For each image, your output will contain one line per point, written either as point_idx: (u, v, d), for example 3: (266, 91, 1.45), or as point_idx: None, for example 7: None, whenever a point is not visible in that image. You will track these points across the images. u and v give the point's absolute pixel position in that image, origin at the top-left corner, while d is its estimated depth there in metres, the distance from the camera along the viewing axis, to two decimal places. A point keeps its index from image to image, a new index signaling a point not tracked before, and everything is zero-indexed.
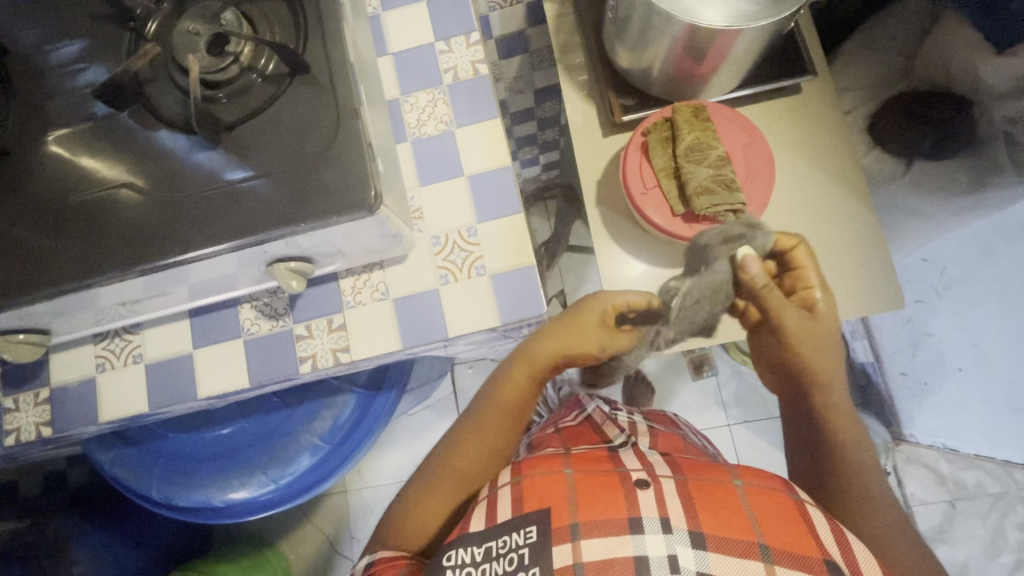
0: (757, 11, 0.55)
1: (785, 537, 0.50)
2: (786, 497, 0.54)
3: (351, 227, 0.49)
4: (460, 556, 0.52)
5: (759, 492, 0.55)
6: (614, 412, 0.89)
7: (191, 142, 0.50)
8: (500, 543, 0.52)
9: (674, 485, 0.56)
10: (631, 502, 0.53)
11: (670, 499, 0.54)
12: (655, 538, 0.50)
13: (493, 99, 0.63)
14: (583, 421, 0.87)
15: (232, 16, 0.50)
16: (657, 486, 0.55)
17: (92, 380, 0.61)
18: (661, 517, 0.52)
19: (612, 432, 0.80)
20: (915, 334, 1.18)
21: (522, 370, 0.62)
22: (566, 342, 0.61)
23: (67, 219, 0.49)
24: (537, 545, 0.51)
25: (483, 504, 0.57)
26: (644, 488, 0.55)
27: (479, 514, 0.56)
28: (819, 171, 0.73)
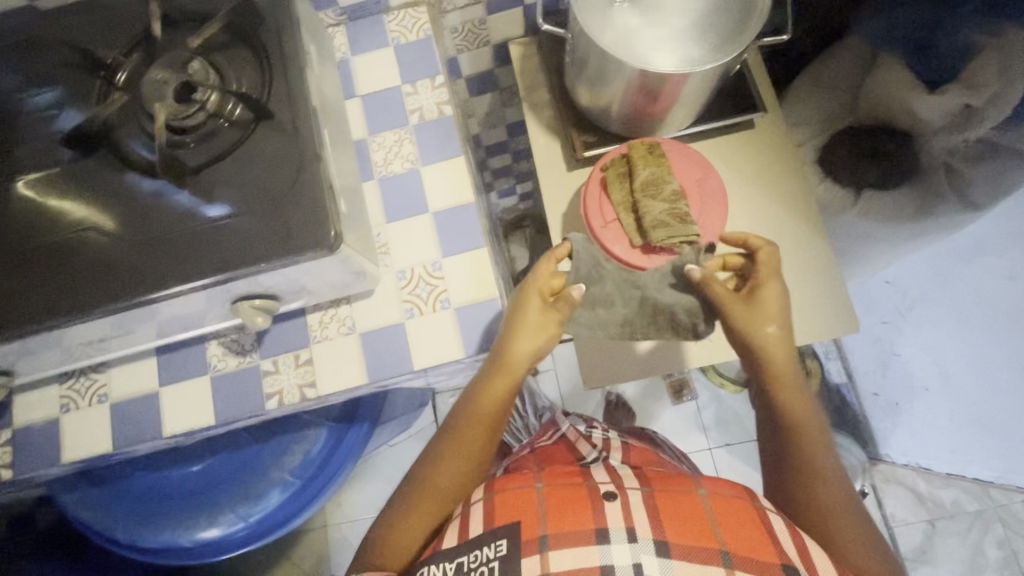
0: (704, 57, 0.59)
1: (746, 541, 0.52)
2: (748, 504, 0.55)
3: (314, 265, 0.50)
4: (434, 573, 0.50)
5: (723, 498, 0.56)
6: (589, 429, 0.89)
7: (157, 186, 0.51)
8: (470, 558, 0.51)
9: (640, 496, 0.57)
10: (598, 513, 0.55)
11: (637, 511, 0.55)
12: (621, 546, 0.52)
13: (457, 138, 0.66)
14: (558, 439, 0.88)
15: (199, 64, 0.51)
16: (623, 497, 0.56)
17: (56, 421, 0.61)
18: (627, 527, 0.53)
19: (585, 448, 0.83)
20: (883, 353, 1.19)
21: (498, 380, 0.58)
22: (520, 335, 0.57)
23: (34, 262, 0.50)
24: (508, 557, 0.51)
25: (455, 519, 0.56)
26: (611, 500, 0.56)
27: (452, 528, 0.55)
28: (775, 200, 0.76)
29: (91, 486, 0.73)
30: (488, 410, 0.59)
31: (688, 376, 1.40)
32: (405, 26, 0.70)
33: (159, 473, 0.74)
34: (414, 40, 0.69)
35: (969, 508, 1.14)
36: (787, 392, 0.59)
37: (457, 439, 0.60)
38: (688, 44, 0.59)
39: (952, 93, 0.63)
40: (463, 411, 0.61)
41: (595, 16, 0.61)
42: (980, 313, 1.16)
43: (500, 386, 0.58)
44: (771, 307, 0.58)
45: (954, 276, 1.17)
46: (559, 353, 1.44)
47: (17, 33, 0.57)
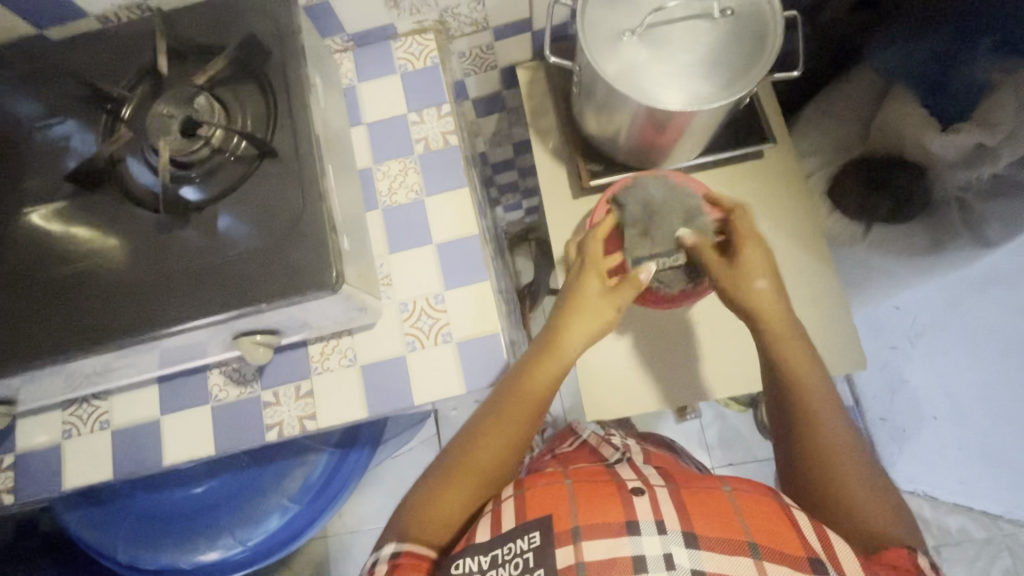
0: (711, 95, 0.59)
1: (778, 534, 0.48)
2: (776, 501, 0.51)
3: (315, 303, 0.50)
4: (467, 566, 0.47)
5: (748, 494, 0.52)
6: (610, 435, 0.88)
7: (161, 222, 0.51)
8: (504, 551, 0.48)
9: (667, 492, 0.54)
10: (629, 506, 0.51)
11: (665, 504, 0.52)
12: (652, 537, 0.48)
13: (462, 169, 0.65)
14: (579, 446, 0.87)
15: (205, 100, 0.51)
16: (651, 492, 0.53)
17: (58, 446, 0.61)
18: (657, 519, 0.50)
19: (607, 450, 0.81)
20: (892, 379, 1.17)
21: (551, 360, 0.59)
22: (582, 313, 0.61)
23: (38, 297, 0.50)
24: (540, 549, 0.48)
25: (486, 515, 0.52)
26: (639, 495, 0.53)
27: (485, 520, 0.51)
28: (782, 231, 0.75)
29: (94, 506, 0.73)
30: (537, 387, 0.57)
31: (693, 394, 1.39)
32: (412, 53, 0.70)
33: (161, 494, 0.74)
34: (421, 68, 0.69)
35: (976, 535, 1.10)
36: (805, 391, 0.56)
37: (503, 411, 0.57)
38: (697, 80, 0.59)
39: (968, 130, 0.62)
40: (510, 385, 0.58)
41: (603, 48, 0.60)
42: (995, 345, 1.14)
43: (552, 368, 0.58)
44: (754, 262, 0.61)
45: (964, 304, 1.16)
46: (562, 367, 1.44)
47: (25, 63, 0.57)
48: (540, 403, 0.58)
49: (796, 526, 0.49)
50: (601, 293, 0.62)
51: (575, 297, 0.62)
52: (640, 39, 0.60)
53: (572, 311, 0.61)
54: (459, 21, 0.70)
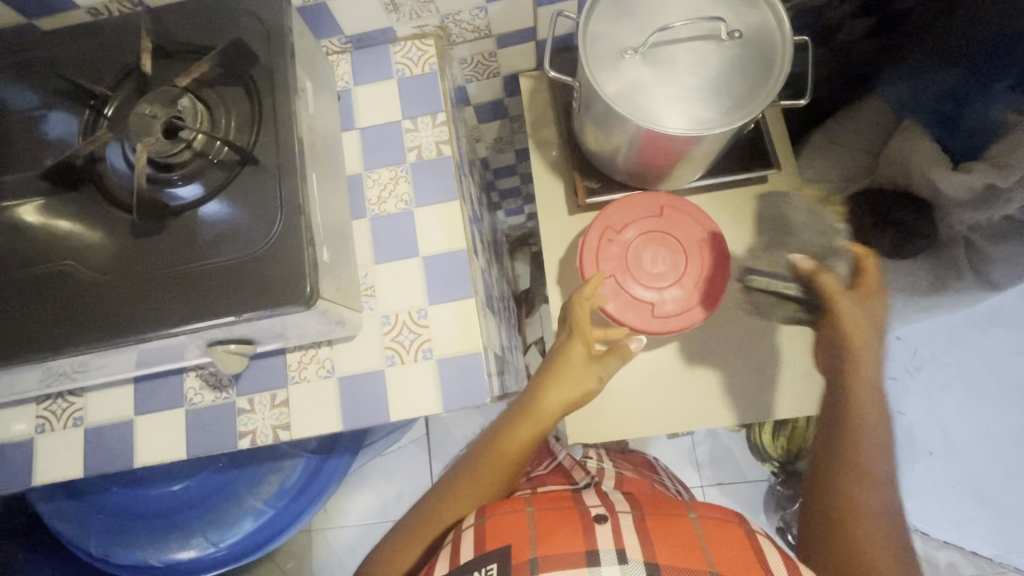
0: (713, 120, 0.57)
1: (734, 561, 0.54)
2: (737, 529, 0.58)
3: (288, 317, 0.49)
4: None
5: (712, 521, 0.59)
6: (584, 458, 0.87)
7: (138, 225, 0.50)
8: None
9: (630, 520, 0.60)
10: (589, 536, 0.57)
11: (627, 533, 0.57)
12: (611, 567, 0.54)
13: (454, 181, 0.64)
14: (552, 468, 0.85)
15: (189, 101, 0.50)
16: (614, 520, 0.59)
17: (31, 441, 0.61)
18: (616, 548, 0.55)
19: (578, 474, 0.81)
20: (887, 413, 1.13)
21: (524, 427, 0.61)
22: (560, 383, 0.60)
23: (7, 295, 0.49)
24: None
25: (447, 546, 0.59)
26: (601, 522, 0.59)
27: (444, 556, 0.58)
28: (786, 257, 0.72)
29: (69, 499, 0.73)
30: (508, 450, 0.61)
31: None
32: (410, 58, 0.68)
33: (136, 490, 0.73)
34: (419, 74, 0.68)
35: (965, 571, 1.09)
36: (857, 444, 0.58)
37: (474, 469, 0.63)
38: (699, 104, 0.57)
39: (979, 171, 0.60)
40: (486, 444, 0.63)
41: (604, 66, 0.58)
42: (993, 384, 1.12)
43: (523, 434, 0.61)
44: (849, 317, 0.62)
45: (965, 341, 1.11)
46: None
47: (13, 52, 0.56)
48: (507, 465, 0.62)
49: (757, 554, 0.55)
50: (583, 363, 0.60)
51: (558, 360, 0.61)
52: (643, 59, 0.58)
53: (551, 378, 0.60)
54: (461, 27, 0.68)
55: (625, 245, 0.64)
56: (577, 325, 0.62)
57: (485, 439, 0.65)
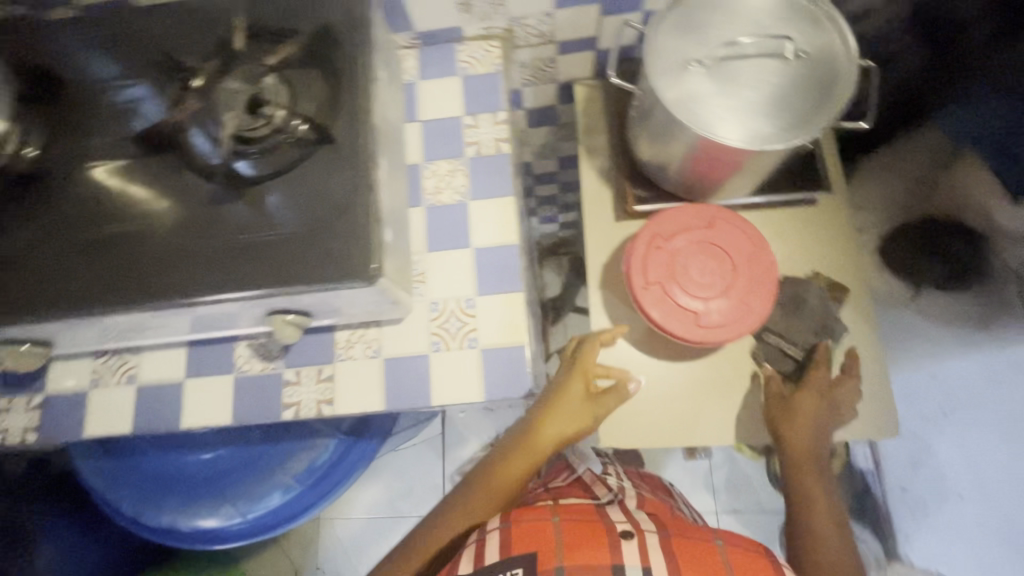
0: (774, 135, 0.57)
1: None
2: (765, 559, 0.59)
3: (350, 292, 0.51)
4: None
5: (740, 549, 0.60)
6: (605, 475, 0.85)
7: (216, 194, 0.52)
8: None
9: (657, 540, 0.61)
10: (615, 551, 0.58)
11: (653, 552, 0.58)
12: None
13: (510, 177, 0.65)
14: (572, 481, 0.83)
15: (273, 80, 0.52)
16: (641, 538, 0.60)
17: (85, 394, 0.63)
18: (643, 566, 0.57)
19: (600, 490, 0.78)
20: (915, 450, 1.12)
21: (522, 457, 0.66)
22: (560, 414, 0.65)
23: (88, 251, 0.51)
24: None
25: (470, 547, 0.60)
26: (628, 539, 0.60)
27: (467, 557, 0.59)
28: (831, 280, 0.72)
29: (108, 457, 0.75)
30: (506, 477, 0.66)
31: None
32: (475, 57, 0.71)
33: (172, 455, 0.75)
34: (482, 73, 0.70)
35: None
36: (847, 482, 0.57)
37: (471, 496, 0.67)
38: (760, 119, 0.58)
39: None
40: (483, 472, 0.68)
41: (667, 75, 0.59)
42: None
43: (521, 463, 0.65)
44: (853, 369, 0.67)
45: (1006, 381, 1.09)
46: None
47: (112, 24, 0.59)
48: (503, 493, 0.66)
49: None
50: (581, 399, 0.66)
51: (557, 395, 0.67)
52: (705, 71, 0.59)
53: (550, 410, 0.65)
54: (525, 31, 0.71)
55: (673, 254, 0.64)
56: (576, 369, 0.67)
57: (479, 466, 0.69)
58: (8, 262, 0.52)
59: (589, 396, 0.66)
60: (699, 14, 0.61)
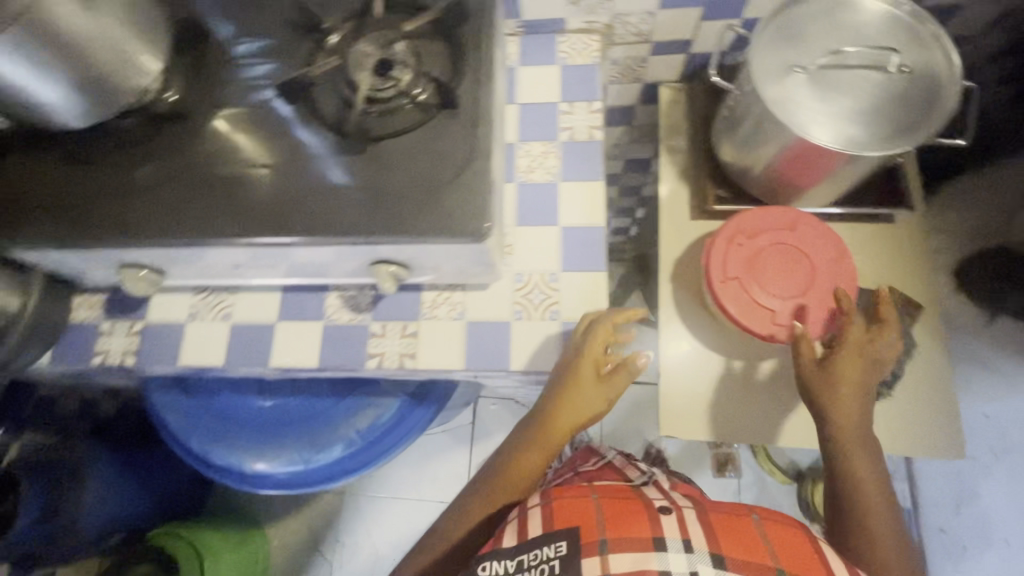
0: (871, 143, 0.58)
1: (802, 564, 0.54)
2: (802, 534, 0.58)
3: (457, 249, 0.54)
4: (495, 567, 0.55)
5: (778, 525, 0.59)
6: (633, 460, 0.89)
7: (339, 146, 0.56)
8: (531, 556, 0.56)
9: (694, 515, 0.60)
10: (655, 524, 0.58)
11: (692, 527, 0.58)
12: (678, 554, 0.54)
13: (601, 163, 0.68)
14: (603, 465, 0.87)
15: (402, 47, 0.56)
16: (678, 513, 0.60)
17: (182, 326, 0.67)
18: (683, 538, 0.56)
19: (633, 473, 0.82)
20: (960, 490, 1.09)
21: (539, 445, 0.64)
22: (572, 402, 0.61)
23: (215, 187, 0.55)
24: (567, 556, 0.55)
25: (511, 522, 0.60)
26: (666, 514, 0.59)
27: (511, 529, 0.59)
28: (903, 297, 0.72)
29: (183, 393, 0.79)
30: (524, 466, 0.65)
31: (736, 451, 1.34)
32: (575, 49, 0.74)
33: (244, 398, 0.79)
34: (580, 64, 0.73)
35: None
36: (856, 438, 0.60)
37: (491, 488, 0.66)
38: (858, 126, 0.59)
39: None
40: (501, 462, 0.67)
41: (771, 78, 0.61)
42: None
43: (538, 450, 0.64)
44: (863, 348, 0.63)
45: None
46: None
47: None
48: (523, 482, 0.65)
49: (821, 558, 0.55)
50: (596, 385, 0.61)
51: (569, 381, 0.60)
52: (809, 77, 0.61)
53: (562, 397, 0.61)
54: (626, 28, 0.73)
55: (754, 251, 0.66)
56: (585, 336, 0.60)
57: (500, 452, 0.68)
58: (136, 194, 0.56)
59: (603, 381, 0.61)
60: (803, 23, 0.63)
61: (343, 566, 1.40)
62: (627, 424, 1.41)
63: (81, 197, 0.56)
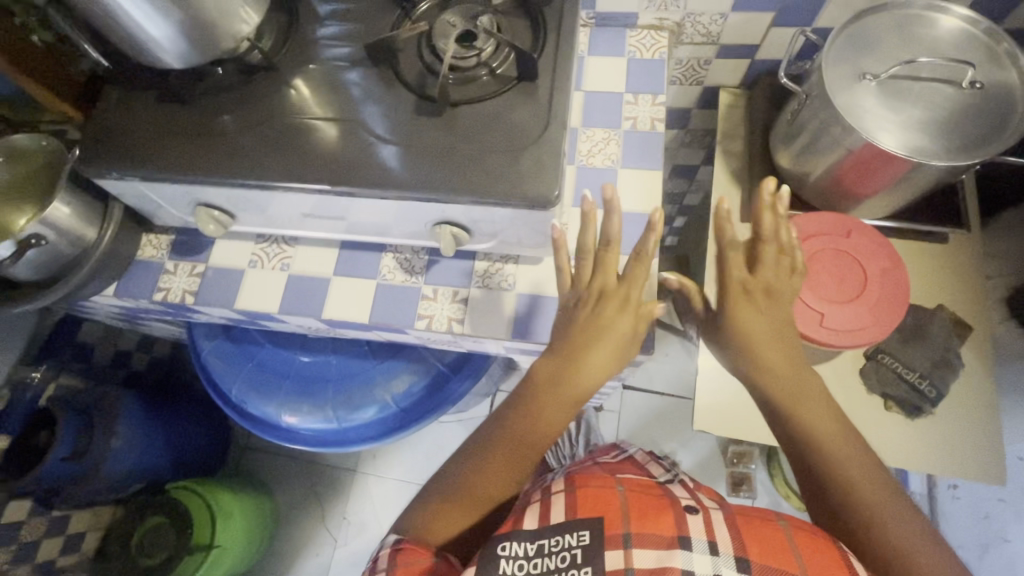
0: (937, 153, 0.59)
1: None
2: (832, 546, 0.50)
3: (522, 215, 0.55)
4: (513, 550, 0.49)
5: (808, 533, 0.51)
6: (653, 456, 0.90)
7: (419, 107, 0.58)
8: (552, 542, 0.50)
9: (721, 515, 0.53)
10: (681, 523, 0.51)
11: (719, 527, 0.51)
12: (703, 556, 0.48)
13: (661, 154, 0.69)
14: (624, 458, 0.86)
15: (487, 20, 0.59)
16: (705, 513, 0.53)
17: (241, 272, 0.70)
18: (709, 539, 0.49)
19: (655, 468, 0.81)
20: (988, 534, 1.06)
21: (566, 393, 0.57)
22: (604, 340, 0.57)
23: (294, 135, 0.58)
24: (590, 548, 0.49)
25: (533, 505, 0.55)
26: (693, 513, 0.53)
27: (531, 512, 0.53)
28: (951, 318, 0.72)
29: (230, 341, 0.82)
30: (547, 418, 0.58)
31: (753, 472, 1.31)
32: (643, 44, 0.75)
33: (287, 352, 0.82)
34: (648, 59, 0.75)
35: None
36: (826, 425, 0.55)
37: (508, 439, 0.58)
38: (926, 136, 0.59)
39: None
40: (520, 411, 0.58)
41: (842, 83, 0.62)
42: None
43: (561, 400, 0.58)
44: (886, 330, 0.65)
45: None
46: (628, 397, 1.43)
47: None
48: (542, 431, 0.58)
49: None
50: (627, 325, 0.58)
51: (604, 320, 0.57)
52: (880, 86, 0.61)
53: (595, 338, 0.57)
54: (695, 28, 0.75)
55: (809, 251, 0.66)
56: (562, 276, 0.60)
57: (519, 409, 0.59)
58: (218, 138, 0.58)
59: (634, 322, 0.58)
60: (877, 32, 0.64)
61: (345, 543, 1.40)
62: (644, 432, 1.39)
63: (169, 134, 0.59)
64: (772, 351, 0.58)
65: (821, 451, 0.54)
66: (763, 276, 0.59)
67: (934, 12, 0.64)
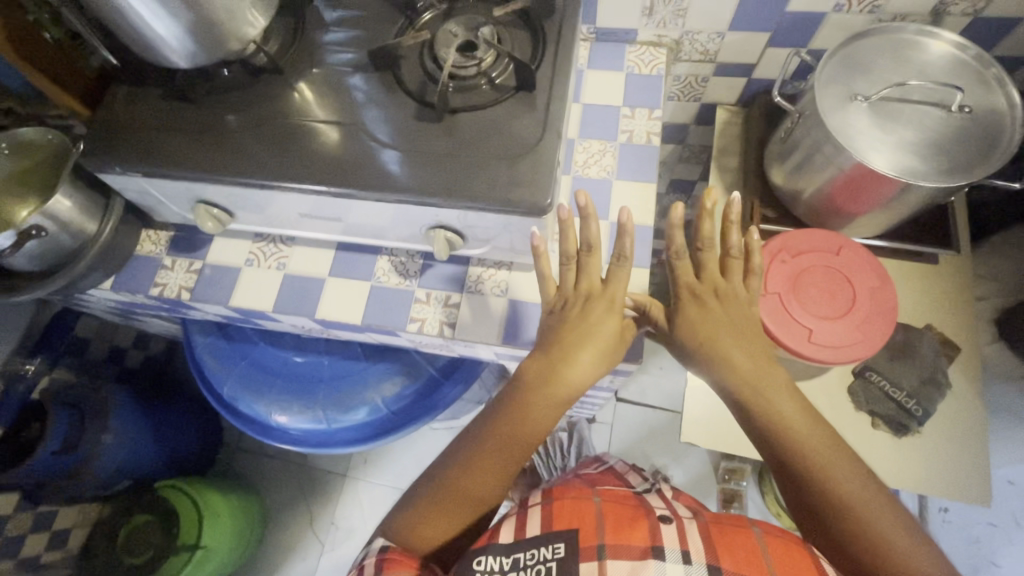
0: (925, 174, 0.60)
1: None
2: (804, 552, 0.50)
3: (515, 222, 0.56)
4: (489, 563, 0.49)
5: (779, 540, 0.52)
6: (634, 467, 0.90)
7: (419, 113, 0.59)
8: (528, 555, 0.50)
9: (695, 527, 0.54)
10: (654, 534, 0.52)
11: (692, 538, 0.52)
12: (676, 565, 0.48)
13: (655, 167, 0.70)
14: (606, 469, 0.87)
15: (489, 31, 0.60)
16: (680, 524, 0.54)
17: (238, 270, 0.70)
18: (682, 549, 0.50)
19: (635, 479, 0.82)
20: (979, 560, 1.05)
21: (554, 393, 0.57)
22: (589, 340, 0.58)
23: (295, 136, 0.59)
24: (565, 560, 0.49)
25: (510, 518, 0.55)
26: (667, 524, 0.53)
27: (508, 525, 0.53)
28: (939, 339, 0.72)
29: (224, 339, 0.82)
30: (535, 420, 0.58)
31: (744, 489, 1.31)
32: (642, 59, 0.77)
33: (280, 352, 0.82)
34: (646, 74, 0.76)
35: None
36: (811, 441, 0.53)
37: (495, 441, 0.57)
38: (914, 157, 0.60)
39: None
40: (507, 413, 0.58)
41: (833, 103, 0.63)
42: None
43: (547, 401, 0.58)
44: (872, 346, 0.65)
45: None
46: (621, 409, 1.42)
47: None
48: (529, 430, 0.57)
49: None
50: (611, 325, 0.59)
51: (589, 322, 0.58)
52: (871, 107, 0.62)
53: (581, 339, 0.58)
54: (693, 46, 0.76)
55: (796, 268, 0.67)
56: (546, 284, 0.60)
57: (508, 410, 0.58)
58: (221, 136, 0.59)
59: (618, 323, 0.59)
60: (869, 55, 0.65)
61: (332, 549, 1.39)
62: (636, 446, 1.39)
63: (172, 132, 0.60)
64: (760, 364, 0.56)
65: (814, 477, 0.51)
66: (711, 280, 0.60)
67: (925, 37, 0.65)
